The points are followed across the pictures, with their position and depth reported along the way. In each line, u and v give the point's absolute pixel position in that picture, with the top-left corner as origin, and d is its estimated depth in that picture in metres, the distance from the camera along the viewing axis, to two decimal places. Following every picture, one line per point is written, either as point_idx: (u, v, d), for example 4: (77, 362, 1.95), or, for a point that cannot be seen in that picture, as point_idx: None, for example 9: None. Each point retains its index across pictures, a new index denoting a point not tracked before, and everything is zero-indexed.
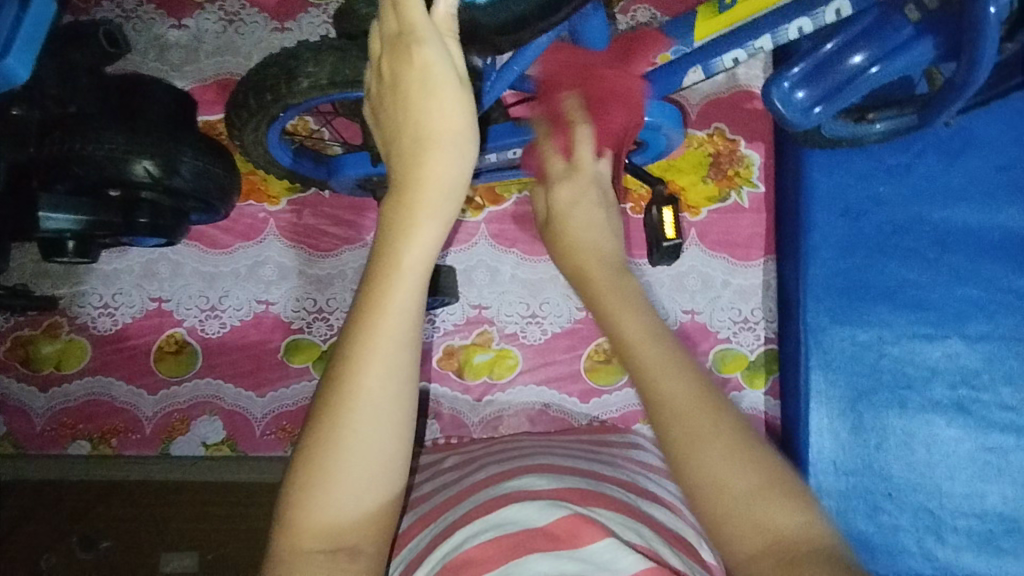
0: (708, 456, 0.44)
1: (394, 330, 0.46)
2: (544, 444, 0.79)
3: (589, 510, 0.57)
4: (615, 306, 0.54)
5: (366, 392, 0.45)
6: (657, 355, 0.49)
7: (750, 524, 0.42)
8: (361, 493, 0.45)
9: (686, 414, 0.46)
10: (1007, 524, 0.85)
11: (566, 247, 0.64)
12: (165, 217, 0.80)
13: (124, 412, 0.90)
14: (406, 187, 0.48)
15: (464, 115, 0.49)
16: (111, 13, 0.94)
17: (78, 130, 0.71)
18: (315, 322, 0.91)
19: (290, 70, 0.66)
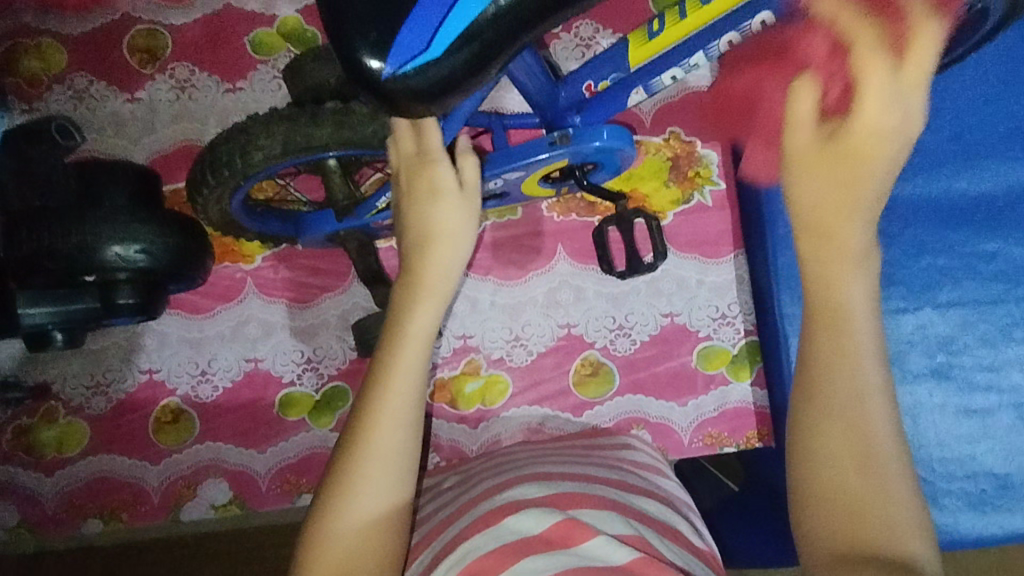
0: (832, 440, 0.54)
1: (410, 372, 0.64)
2: (535, 453, 0.83)
3: (579, 512, 0.64)
4: (849, 266, 0.56)
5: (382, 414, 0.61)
6: (842, 327, 0.56)
7: (852, 523, 0.52)
8: (365, 508, 0.59)
9: (841, 403, 0.54)
10: (1000, 480, 0.88)
11: (820, 168, 0.57)
12: (146, 296, 0.80)
13: (131, 485, 0.91)
14: (418, 270, 0.67)
15: (457, 219, 0.68)
16: (64, 96, 0.95)
17: (47, 224, 0.73)
18: (305, 373, 0.93)
19: (242, 145, 0.70)
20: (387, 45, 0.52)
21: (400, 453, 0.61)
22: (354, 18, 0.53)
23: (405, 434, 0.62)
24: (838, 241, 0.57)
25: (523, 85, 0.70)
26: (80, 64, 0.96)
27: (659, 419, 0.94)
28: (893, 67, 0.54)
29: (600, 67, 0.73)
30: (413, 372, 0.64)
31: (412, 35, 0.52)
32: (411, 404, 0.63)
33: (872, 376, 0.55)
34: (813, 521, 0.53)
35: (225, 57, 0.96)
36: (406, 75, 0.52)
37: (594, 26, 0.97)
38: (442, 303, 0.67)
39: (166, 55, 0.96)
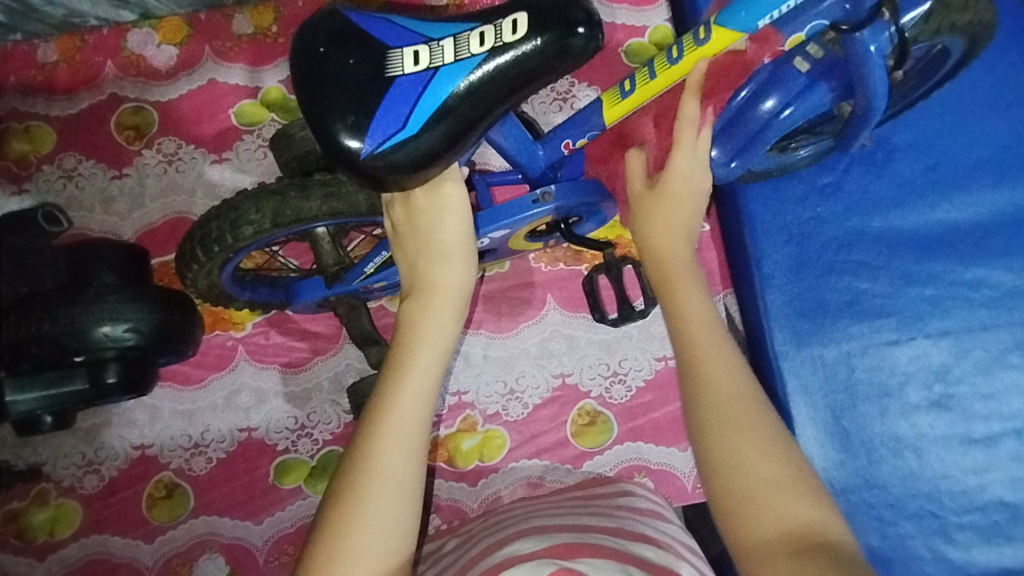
0: (733, 441, 0.59)
1: (419, 399, 0.63)
2: (535, 506, 0.82)
3: (576, 560, 0.62)
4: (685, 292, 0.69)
5: (392, 448, 0.60)
6: (710, 340, 0.65)
7: (774, 514, 0.56)
8: (376, 536, 0.58)
9: (731, 402, 0.61)
10: (1011, 510, 0.86)
11: (649, 224, 0.73)
12: (135, 372, 0.80)
13: (124, 566, 0.89)
14: (427, 293, 0.66)
15: (467, 246, 0.68)
16: (53, 176, 0.96)
17: (35, 309, 0.73)
18: (300, 440, 0.92)
19: (233, 221, 0.71)
20: (366, 126, 0.56)
21: (411, 480, 0.60)
22: (330, 103, 0.56)
23: (414, 462, 0.61)
24: (677, 269, 0.71)
25: (506, 150, 0.72)
26: (69, 144, 0.97)
27: (660, 466, 0.93)
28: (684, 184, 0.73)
29: (578, 125, 0.74)
30: (422, 396, 0.63)
31: (389, 115, 0.56)
32: (418, 432, 0.62)
33: (701, 317, 0.67)
34: (744, 528, 0.56)
35: (211, 129, 0.98)
36: (386, 151, 0.56)
37: (570, 80, 0.99)
38: (452, 329, 0.67)
39: (153, 130, 0.98)
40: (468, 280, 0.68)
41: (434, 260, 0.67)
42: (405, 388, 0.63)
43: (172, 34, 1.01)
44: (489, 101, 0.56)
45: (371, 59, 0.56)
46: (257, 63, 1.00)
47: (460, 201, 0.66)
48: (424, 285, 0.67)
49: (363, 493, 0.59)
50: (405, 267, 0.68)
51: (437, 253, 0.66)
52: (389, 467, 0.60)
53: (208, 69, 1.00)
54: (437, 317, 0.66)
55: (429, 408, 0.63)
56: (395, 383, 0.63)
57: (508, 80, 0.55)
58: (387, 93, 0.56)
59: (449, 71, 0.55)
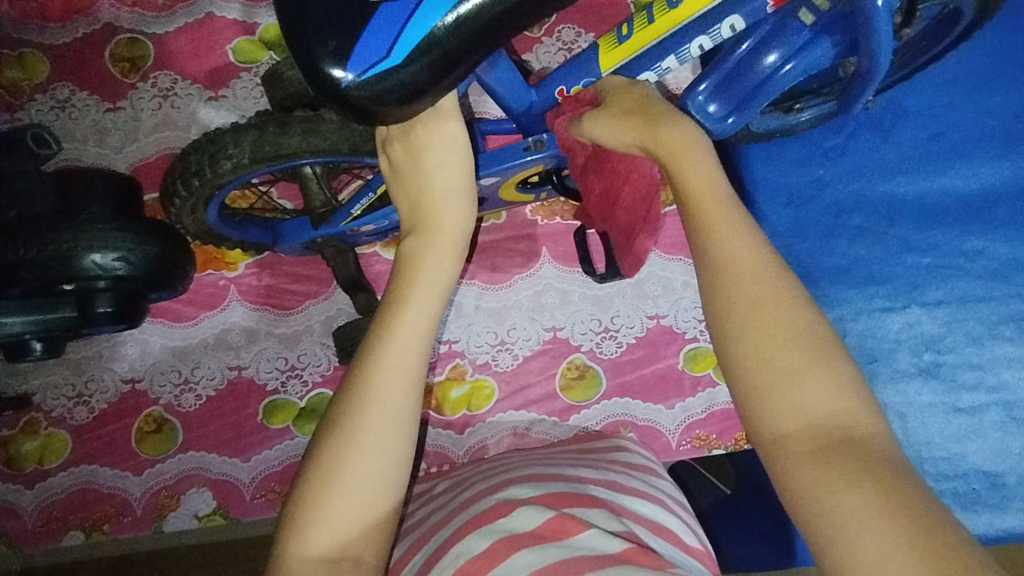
0: (762, 329, 0.50)
1: (417, 332, 0.62)
2: (526, 457, 0.83)
3: (573, 509, 0.65)
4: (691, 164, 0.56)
5: (387, 377, 0.59)
6: (731, 224, 0.54)
7: (800, 406, 0.48)
8: (366, 465, 0.57)
9: (756, 288, 0.51)
10: (991, 479, 0.87)
11: (635, 122, 0.60)
12: (125, 304, 0.79)
13: (113, 496, 0.90)
14: (429, 228, 0.65)
15: (468, 185, 0.67)
16: (45, 105, 0.95)
17: (26, 233, 0.72)
18: (289, 381, 0.92)
19: (212, 155, 0.69)
20: (349, 53, 0.52)
21: (405, 413, 0.59)
22: (314, 28, 0.52)
23: (409, 391, 0.60)
24: (680, 139, 0.58)
25: (496, 91, 0.70)
26: (62, 74, 0.96)
27: (646, 423, 0.93)
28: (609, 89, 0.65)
29: (574, 72, 0.71)
30: (420, 329, 0.62)
31: (373, 43, 0.52)
32: (415, 365, 0.61)
33: (710, 186, 0.56)
34: (773, 421, 0.48)
35: (207, 66, 0.96)
36: (369, 80, 0.52)
37: (576, 30, 0.97)
38: (455, 265, 0.65)
39: (149, 64, 0.96)
40: (471, 221, 0.67)
41: (435, 200, 0.66)
42: (404, 321, 0.62)
43: None
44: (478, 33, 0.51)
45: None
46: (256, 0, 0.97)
47: (461, 138, 0.66)
48: (426, 222, 0.66)
49: (361, 423, 0.58)
50: (404, 201, 0.67)
51: (436, 193, 0.65)
52: (385, 397, 0.59)
53: (206, 2, 0.97)
54: (438, 254, 0.65)
55: (424, 343, 0.62)
56: (393, 315, 0.62)
57: (497, 14, 0.51)
58: (371, 20, 0.52)
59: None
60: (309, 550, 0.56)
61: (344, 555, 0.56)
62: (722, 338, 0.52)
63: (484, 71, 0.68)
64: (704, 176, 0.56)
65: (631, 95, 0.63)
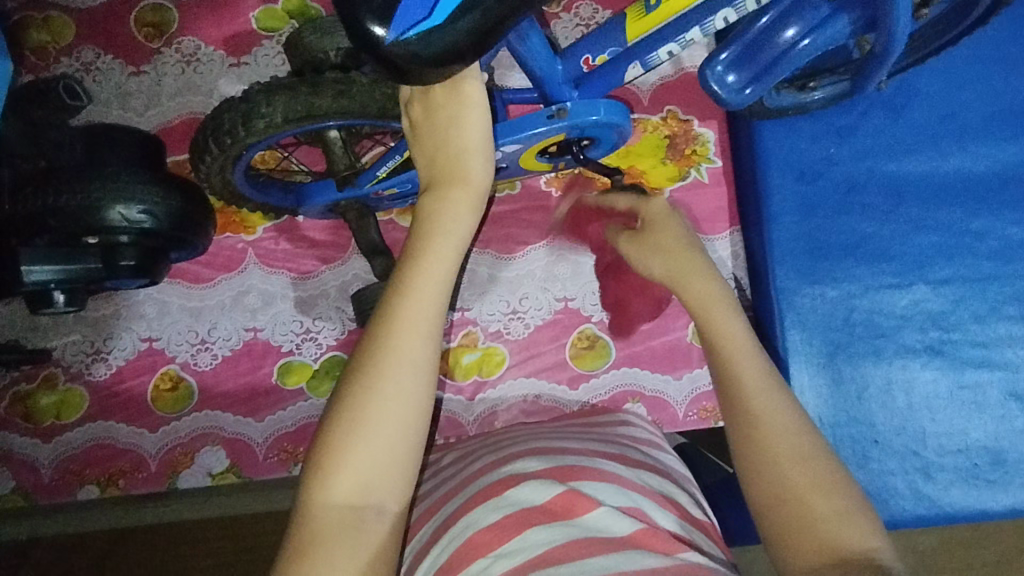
0: (777, 469, 0.56)
1: (436, 276, 0.62)
2: (536, 430, 0.83)
3: (581, 483, 0.65)
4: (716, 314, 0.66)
5: (406, 321, 0.59)
6: (750, 376, 0.62)
7: (818, 541, 0.52)
8: (389, 414, 0.57)
9: (779, 435, 0.58)
10: (993, 455, 0.89)
11: (675, 262, 0.71)
12: (148, 258, 0.81)
13: (128, 453, 0.92)
14: (447, 179, 0.67)
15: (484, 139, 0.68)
16: (70, 68, 0.96)
17: (54, 184, 0.74)
18: (304, 343, 0.94)
19: (245, 114, 0.70)
20: (394, 12, 0.52)
21: (425, 361, 0.59)
22: None
23: (427, 339, 0.60)
24: (706, 288, 0.68)
25: (523, 61, 0.71)
26: (88, 37, 0.97)
27: (654, 393, 0.95)
28: (632, 232, 0.76)
29: (601, 40, 0.73)
30: (439, 278, 0.62)
31: (416, 2, 0.52)
32: (434, 310, 0.61)
33: (734, 338, 0.64)
34: (789, 554, 0.52)
35: (230, 32, 0.98)
36: (411, 39, 0.52)
37: (594, 7, 0.98)
38: (473, 214, 0.66)
39: (173, 29, 0.98)
40: (488, 173, 0.68)
41: (453, 153, 0.67)
42: (424, 267, 0.62)
43: None
44: (518, 1, 0.53)
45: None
46: None
47: (477, 96, 0.67)
48: (443, 176, 0.67)
49: (382, 369, 0.58)
50: (423, 160, 0.69)
51: (453, 149, 0.67)
52: (406, 341, 0.59)
53: None
54: (455, 204, 0.66)
55: (442, 294, 0.62)
56: (412, 263, 0.62)
57: None
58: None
59: None
60: (333, 497, 0.55)
61: (366, 502, 0.55)
62: (746, 480, 0.58)
63: (515, 42, 0.69)
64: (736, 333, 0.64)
65: (671, 231, 0.73)
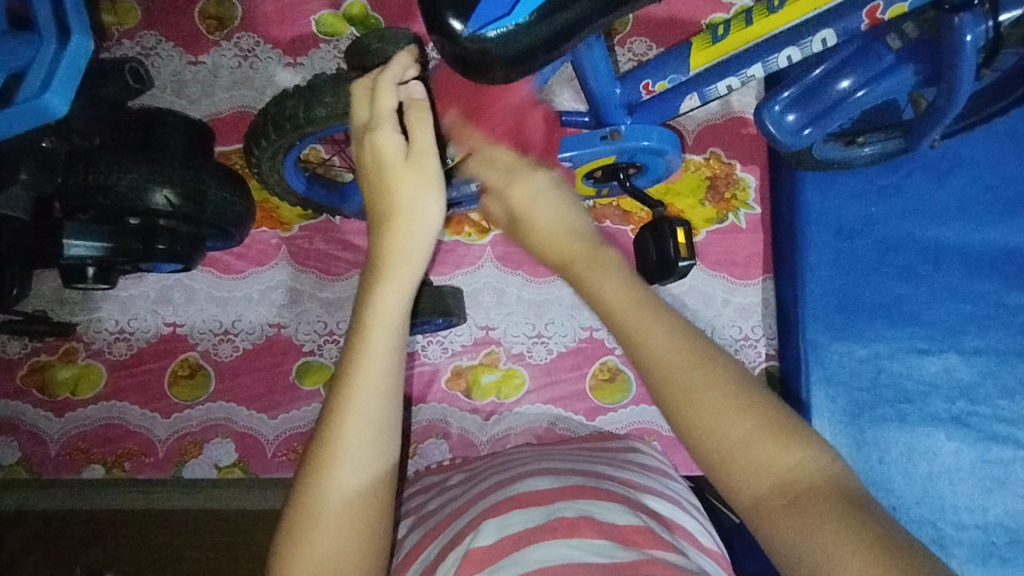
0: (710, 407, 0.47)
1: (380, 349, 0.55)
2: (542, 451, 0.81)
3: (589, 504, 0.64)
4: (594, 270, 0.55)
5: (351, 413, 0.54)
6: (652, 320, 0.52)
7: (757, 469, 0.46)
8: (343, 508, 0.52)
9: (682, 372, 0.49)
10: (1010, 534, 0.86)
11: (518, 218, 0.59)
12: (184, 245, 0.83)
13: (138, 435, 0.91)
14: (382, 250, 0.57)
15: (422, 180, 0.57)
16: (131, 51, 0.98)
17: (106, 162, 0.75)
18: (326, 345, 0.93)
19: (308, 101, 0.69)
20: (472, 7, 0.52)
21: (378, 445, 0.54)
22: None
23: (377, 423, 0.54)
24: (574, 248, 0.57)
25: (584, 74, 0.69)
26: (152, 24, 0.99)
27: (671, 433, 0.93)
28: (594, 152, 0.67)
29: (662, 67, 0.72)
30: (383, 356, 0.55)
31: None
32: (383, 387, 0.55)
33: (615, 281, 0.54)
34: (740, 489, 0.46)
35: (290, 34, 0.99)
36: (488, 35, 0.52)
37: (647, 44, 0.99)
38: (413, 276, 0.57)
39: (234, 24, 1.00)
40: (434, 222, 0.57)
41: (386, 211, 0.57)
42: (368, 348, 0.55)
43: None
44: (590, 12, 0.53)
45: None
46: None
47: (427, 136, 0.57)
48: (383, 246, 0.57)
49: (328, 466, 0.53)
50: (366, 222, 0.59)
51: (385, 200, 0.57)
52: (350, 425, 0.53)
53: None
54: (393, 271, 0.56)
55: (392, 371, 0.56)
56: (355, 343, 0.56)
57: None
58: None
59: None
60: None
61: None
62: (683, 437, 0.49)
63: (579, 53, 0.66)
64: (610, 277, 0.54)
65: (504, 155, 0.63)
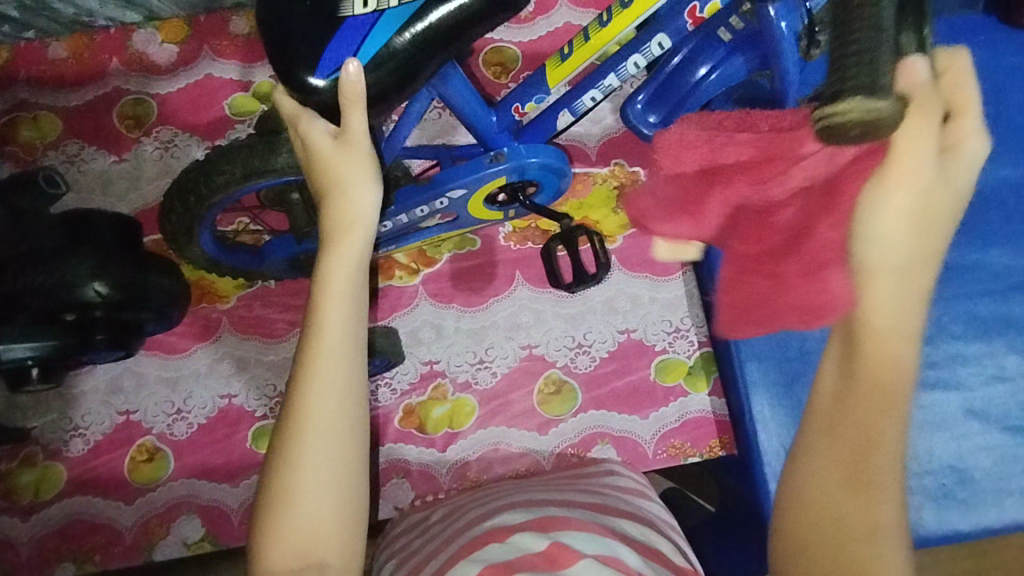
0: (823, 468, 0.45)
1: (340, 324, 0.59)
2: (522, 485, 0.83)
3: (560, 532, 0.65)
4: (892, 291, 0.42)
5: (317, 381, 0.58)
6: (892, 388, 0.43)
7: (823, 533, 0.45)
8: (317, 470, 0.57)
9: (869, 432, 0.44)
10: (958, 474, 0.90)
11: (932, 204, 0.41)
12: (121, 332, 0.87)
13: (105, 527, 0.92)
14: (331, 227, 0.60)
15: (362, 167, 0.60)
16: (57, 160, 1.04)
17: (32, 265, 0.80)
18: (278, 406, 0.96)
19: (207, 173, 0.74)
20: (315, 60, 0.60)
21: (345, 409, 0.58)
22: (291, 45, 0.61)
23: (345, 390, 0.58)
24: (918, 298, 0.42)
25: (456, 106, 0.73)
26: (73, 132, 1.05)
27: (622, 433, 0.96)
28: (939, 148, 0.41)
29: (526, 91, 0.77)
30: (341, 327, 0.59)
31: (336, 51, 0.60)
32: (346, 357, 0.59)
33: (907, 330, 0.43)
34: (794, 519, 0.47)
35: (205, 120, 1.06)
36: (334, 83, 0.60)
37: None
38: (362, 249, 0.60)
39: (152, 119, 1.06)
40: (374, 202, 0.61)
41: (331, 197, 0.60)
42: (325, 320, 0.59)
43: (174, 34, 1.08)
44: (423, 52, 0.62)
45: (324, 0, 0.61)
46: (251, 61, 1.07)
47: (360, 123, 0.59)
48: (330, 223, 0.60)
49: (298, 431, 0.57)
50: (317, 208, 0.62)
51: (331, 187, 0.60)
52: (317, 394, 0.57)
53: (205, 66, 1.07)
54: (342, 248, 0.60)
55: (351, 338, 0.60)
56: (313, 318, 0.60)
57: (439, 33, 0.61)
58: (336, 32, 0.61)
59: (390, 17, 0.60)
60: (272, 561, 0.56)
61: (308, 561, 0.56)
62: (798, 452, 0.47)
63: (440, 86, 0.71)
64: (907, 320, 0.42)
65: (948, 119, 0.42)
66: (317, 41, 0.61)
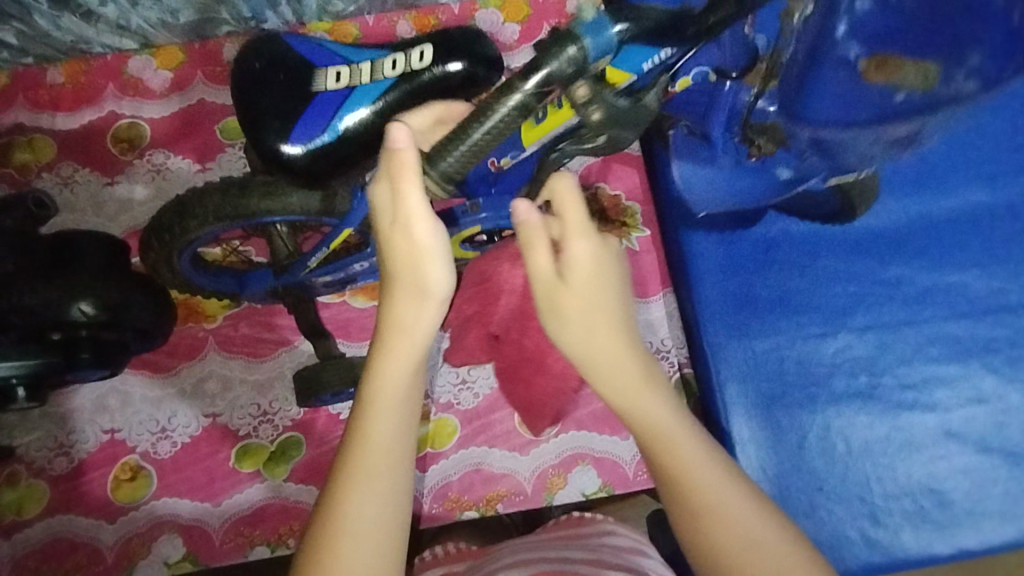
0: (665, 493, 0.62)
1: (391, 401, 0.61)
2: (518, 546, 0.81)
3: None
4: (612, 355, 0.61)
5: (365, 465, 0.59)
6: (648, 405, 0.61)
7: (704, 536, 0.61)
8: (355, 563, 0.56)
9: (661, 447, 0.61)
10: (936, 496, 0.91)
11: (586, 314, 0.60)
12: (106, 352, 0.88)
13: (86, 546, 0.93)
14: (387, 304, 0.61)
15: (429, 239, 0.60)
16: (51, 182, 1.06)
17: (17, 284, 0.80)
18: (261, 425, 0.97)
19: (181, 214, 0.77)
20: (292, 126, 0.75)
21: (390, 492, 0.59)
22: (272, 111, 0.76)
23: (395, 471, 0.60)
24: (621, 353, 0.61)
25: None
26: (68, 154, 1.07)
27: (603, 454, 0.97)
28: (555, 273, 0.60)
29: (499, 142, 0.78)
30: (391, 407, 0.60)
31: (312, 119, 0.75)
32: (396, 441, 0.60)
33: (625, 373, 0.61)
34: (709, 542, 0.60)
35: (197, 144, 1.08)
36: (308, 146, 0.75)
37: None
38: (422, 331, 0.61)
39: (145, 143, 1.08)
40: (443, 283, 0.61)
41: (399, 267, 0.61)
42: (377, 401, 0.60)
43: (168, 60, 1.11)
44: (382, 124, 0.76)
45: (300, 80, 0.77)
46: None
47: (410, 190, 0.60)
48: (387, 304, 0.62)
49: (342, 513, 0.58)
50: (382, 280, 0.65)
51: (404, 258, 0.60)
52: (363, 478, 0.59)
53: (198, 91, 1.10)
54: (399, 329, 0.61)
55: (401, 422, 0.61)
56: (367, 398, 0.61)
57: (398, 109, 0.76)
58: (313, 104, 0.76)
59: (360, 93, 0.76)
60: None
61: None
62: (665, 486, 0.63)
63: None
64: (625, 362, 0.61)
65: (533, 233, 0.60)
66: (295, 113, 0.76)
